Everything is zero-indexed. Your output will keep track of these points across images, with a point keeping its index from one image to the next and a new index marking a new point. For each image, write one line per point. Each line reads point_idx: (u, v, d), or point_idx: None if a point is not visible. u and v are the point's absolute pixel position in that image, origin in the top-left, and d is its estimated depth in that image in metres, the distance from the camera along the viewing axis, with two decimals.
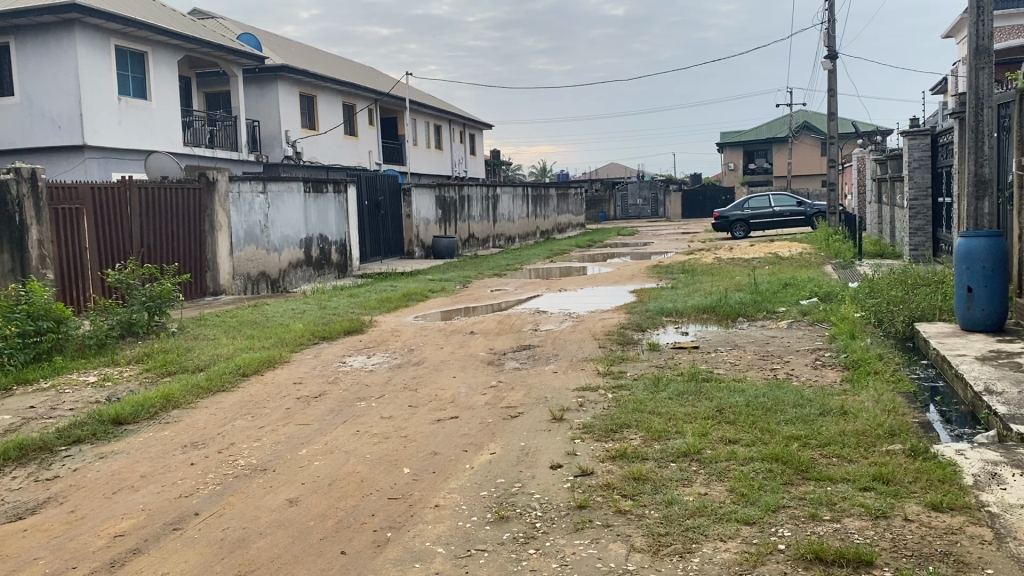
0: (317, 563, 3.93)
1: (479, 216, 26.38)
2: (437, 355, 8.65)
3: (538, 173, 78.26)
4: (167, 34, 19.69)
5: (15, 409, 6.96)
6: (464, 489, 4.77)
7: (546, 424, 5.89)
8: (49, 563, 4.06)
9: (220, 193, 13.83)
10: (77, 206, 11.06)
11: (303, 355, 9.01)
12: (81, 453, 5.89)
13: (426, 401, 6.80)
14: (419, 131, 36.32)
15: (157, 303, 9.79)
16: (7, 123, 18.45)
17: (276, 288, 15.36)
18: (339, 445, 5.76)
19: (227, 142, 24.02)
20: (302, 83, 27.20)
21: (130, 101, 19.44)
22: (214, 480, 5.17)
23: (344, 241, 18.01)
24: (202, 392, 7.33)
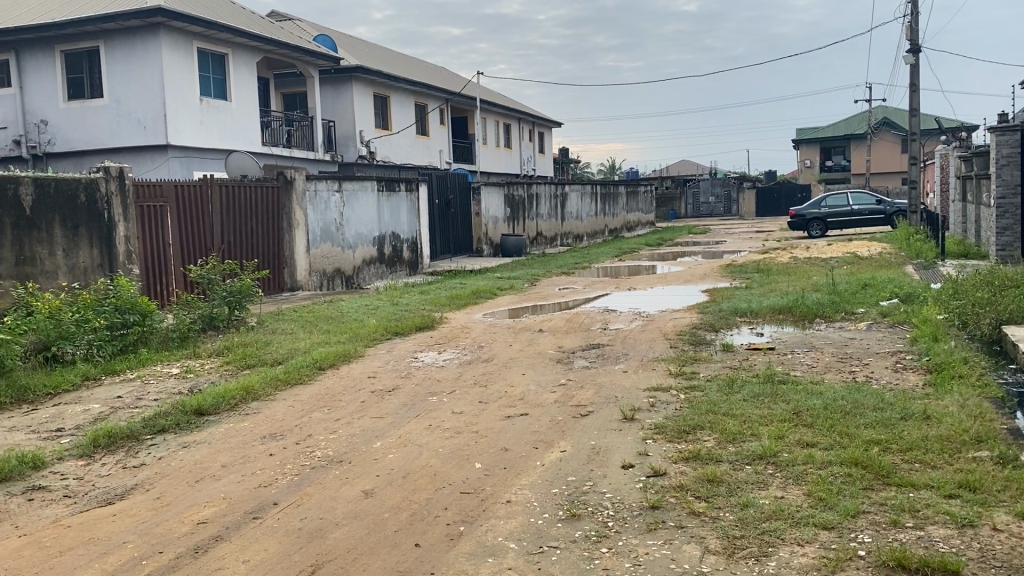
0: (391, 555, 4.00)
1: (548, 214, 26.39)
2: (507, 352, 8.68)
3: (607, 170, 77.89)
4: (247, 36, 20.20)
5: (104, 398, 7.26)
6: (535, 486, 4.78)
7: (617, 423, 5.87)
8: (137, 547, 4.23)
9: (297, 191, 14.13)
10: (162, 203, 11.45)
11: (376, 349, 9.16)
12: (165, 442, 6.11)
13: (497, 397, 6.83)
14: (489, 130, 36.52)
15: (237, 298, 10.09)
16: (96, 124, 19.22)
17: (350, 284, 15.66)
18: (412, 439, 5.84)
19: (304, 141, 24.55)
20: (376, 84, 27.61)
21: (211, 102, 20.03)
22: (291, 471, 5.30)
23: (416, 238, 18.23)
24: (280, 384, 7.53)
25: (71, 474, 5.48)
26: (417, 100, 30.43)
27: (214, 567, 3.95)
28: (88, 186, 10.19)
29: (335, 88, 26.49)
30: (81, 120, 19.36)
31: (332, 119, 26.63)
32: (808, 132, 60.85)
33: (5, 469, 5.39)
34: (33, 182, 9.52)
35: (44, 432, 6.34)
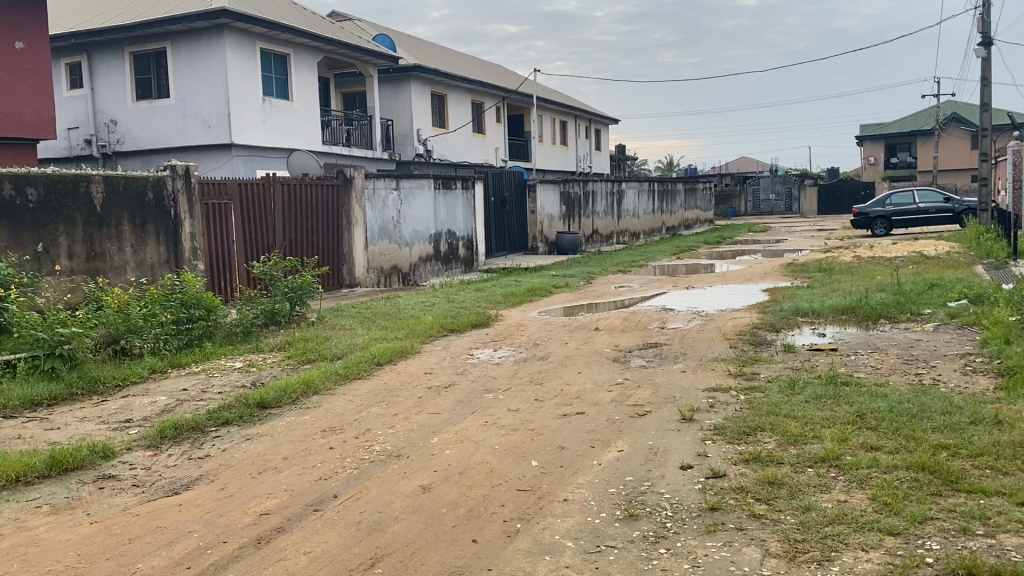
0: (449, 550, 4.03)
1: (604, 212, 26.28)
2: (563, 351, 8.67)
3: (665, 167, 77.24)
4: (308, 36, 20.53)
5: (170, 391, 7.47)
6: (592, 485, 4.77)
7: (676, 424, 5.82)
8: (203, 537, 4.33)
9: (356, 189, 14.32)
10: (226, 201, 11.69)
11: (433, 346, 9.23)
12: (229, 434, 6.25)
13: (553, 396, 6.83)
14: (545, 128, 36.51)
15: (298, 295, 10.27)
16: (163, 124, 19.74)
17: (407, 281, 15.81)
18: (468, 435, 5.87)
19: (363, 140, 24.85)
20: (434, 83, 27.82)
21: (273, 102, 20.41)
22: (351, 465, 5.37)
23: (472, 235, 18.32)
24: (339, 379, 7.64)
25: (139, 464, 5.64)
26: (473, 99, 30.57)
27: (276, 558, 4.02)
28: (155, 184, 10.47)
29: (393, 87, 26.78)
30: (148, 119, 19.90)
31: (390, 118, 26.90)
32: (873, 129, 59.43)
33: (78, 458, 5.58)
34: (103, 179, 9.84)
35: (114, 423, 6.54)
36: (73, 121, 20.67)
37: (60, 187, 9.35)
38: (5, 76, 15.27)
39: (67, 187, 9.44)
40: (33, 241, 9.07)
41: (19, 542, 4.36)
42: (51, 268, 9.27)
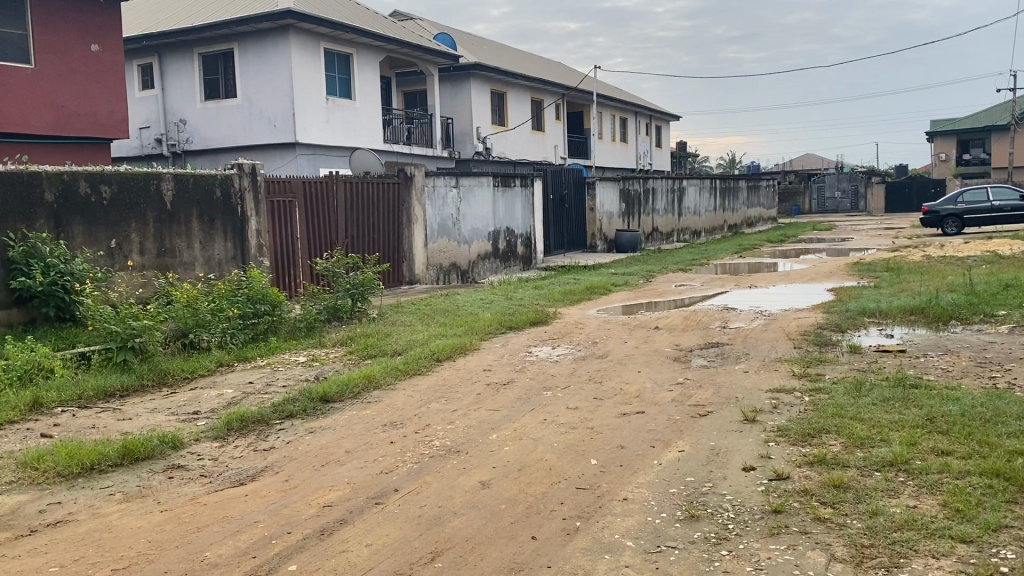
0: (509, 546, 4.05)
1: (664, 209, 26.04)
2: (623, 349, 8.63)
3: (727, 164, 76.26)
4: (370, 36, 20.77)
5: (236, 383, 7.66)
6: (652, 484, 4.74)
7: (737, 424, 5.75)
8: (267, 527, 4.43)
9: (417, 187, 14.45)
10: (290, 198, 11.90)
11: (491, 343, 9.27)
12: (293, 427, 6.38)
13: (612, 394, 6.80)
14: (605, 125, 36.34)
15: (360, 291, 10.41)
16: (230, 123, 20.20)
17: (465, 278, 15.92)
18: (528, 432, 5.89)
19: (423, 139, 25.07)
20: (493, 81, 27.89)
21: (336, 101, 20.72)
22: (411, 459, 5.43)
23: (531, 233, 18.33)
24: (400, 374, 7.73)
25: (206, 455, 5.80)
26: (532, 97, 30.59)
27: (339, 549, 4.09)
28: (223, 182, 10.73)
29: (454, 86, 26.96)
30: (216, 119, 20.39)
31: (450, 116, 27.08)
32: (944, 124, 57.65)
33: (149, 448, 5.75)
34: (173, 177, 10.12)
35: (183, 414, 6.73)
36: (144, 121, 21.31)
37: (132, 185, 9.65)
38: (81, 78, 15.80)
39: (139, 185, 9.73)
40: (107, 237, 9.40)
41: (94, 528, 4.51)
42: (124, 263, 9.59)
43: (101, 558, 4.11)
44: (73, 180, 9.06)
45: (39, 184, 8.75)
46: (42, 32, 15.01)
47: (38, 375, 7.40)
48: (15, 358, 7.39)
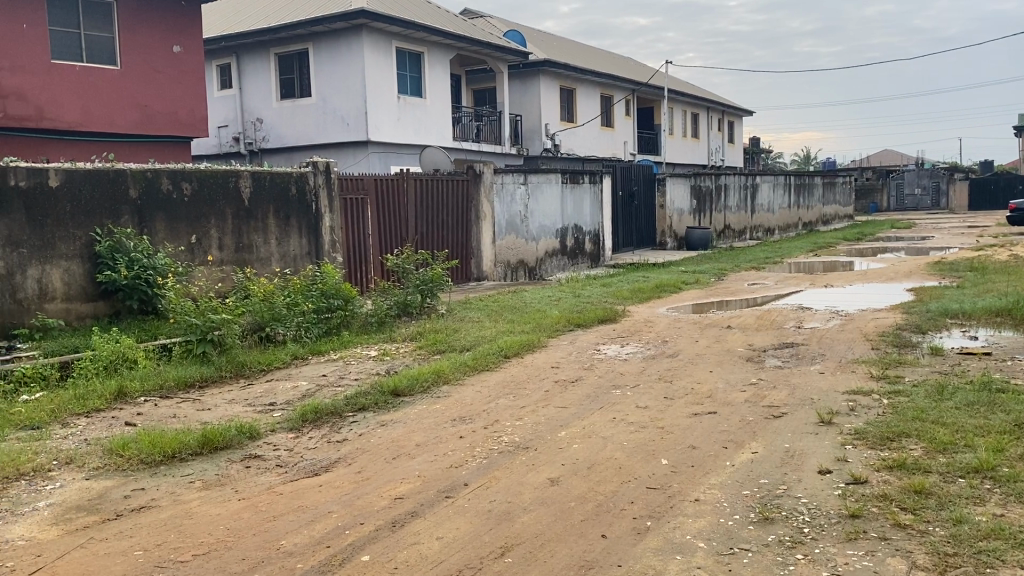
0: (578, 543, 4.04)
1: (736, 206, 25.62)
2: (693, 348, 8.52)
3: (801, 160, 74.59)
4: (441, 34, 20.95)
5: (311, 376, 7.83)
6: (725, 486, 4.67)
7: (813, 426, 5.62)
8: (341, 517, 4.52)
9: (485, 184, 14.53)
10: (362, 196, 12.08)
11: (559, 340, 9.27)
12: (366, 420, 6.49)
13: (683, 394, 6.73)
14: (676, 121, 35.92)
15: (429, 287, 10.52)
16: (303, 122, 20.63)
17: (533, 275, 15.96)
18: (597, 430, 5.87)
19: (492, 136, 25.17)
20: (563, 77, 27.84)
21: (407, 99, 20.95)
22: (480, 454, 5.47)
23: (599, 230, 18.23)
24: (468, 370, 7.79)
25: (282, 445, 5.94)
26: (602, 93, 30.42)
27: (410, 541, 4.15)
28: (299, 179, 10.96)
29: (523, 83, 27.01)
30: (290, 117, 20.84)
31: (519, 113, 27.14)
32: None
33: (227, 437, 5.92)
34: (251, 176, 10.37)
35: (259, 405, 6.91)
36: (223, 119, 21.93)
37: (212, 183, 9.92)
38: (163, 79, 16.33)
39: (219, 182, 10.00)
40: (188, 233, 9.70)
41: (175, 514, 4.67)
42: (203, 259, 9.90)
43: (182, 543, 4.26)
44: (156, 177, 9.37)
45: (124, 181, 9.07)
46: (127, 34, 15.56)
47: (122, 365, 7.69)
48: (101, 348, 7.69)
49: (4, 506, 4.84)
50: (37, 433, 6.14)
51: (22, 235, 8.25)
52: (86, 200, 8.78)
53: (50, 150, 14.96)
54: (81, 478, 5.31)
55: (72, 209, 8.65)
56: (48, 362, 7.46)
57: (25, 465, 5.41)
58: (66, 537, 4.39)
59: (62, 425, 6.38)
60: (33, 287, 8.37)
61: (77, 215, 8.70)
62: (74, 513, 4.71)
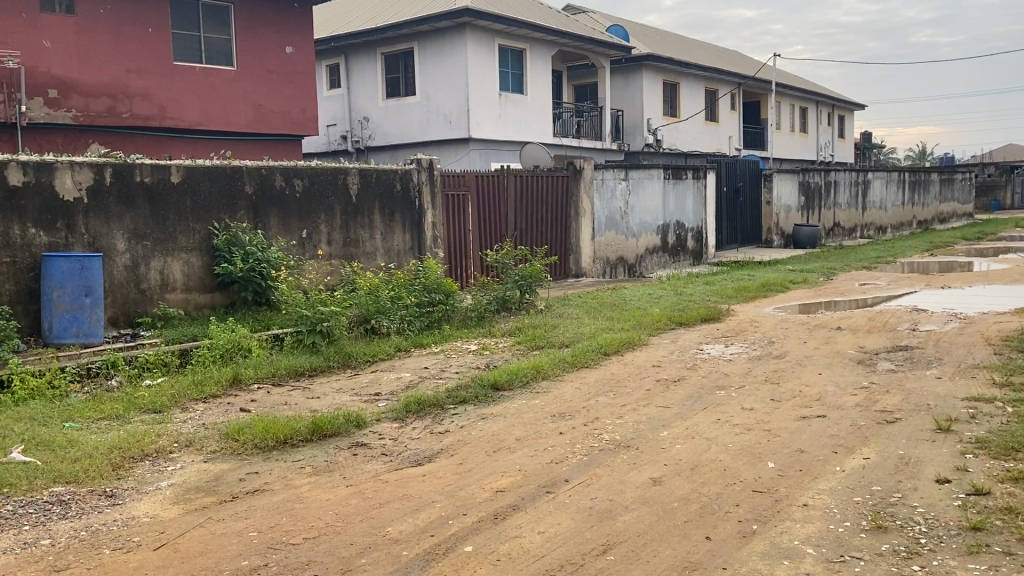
0: (682, 544, 4.00)
1: (847, 203, 24.74)
2: (800, 350, 8.28)
3: (916, 155, 71.42)
4: (543, 31, 20.98)
5: (413, 368, 7.99)
6: (834, 492, 4.53)
7: (930, 433, 5.39)
8: (444, 507, 4.59)
9: (585, 180, 14.49)
10: (464, 191, 12.22)
11: (661, 338, 9.17)
12: (466, 413, 6.59)
13: (790, 396, 6.55)
14: (783, 115, 34.94)
15: (527, 282, 10.57)
16: (407, 119, 21.03)
17: (632, 272, 15.84)
18: (700, 431, 5.79)
19: (593, 132, 25.07)
20: (666, 71, 27.48)
21: (509, 96, 21.07)
22: (580, 451, 5.47)
23: (702, 227, 17.91)
24: (567, 366, 7.81)
25: (387, 434, 6.09)
26: (706, 87, 29.85)
27: (512, 534, 4.19)
28: (403, 176, 11.18)
29: (625, 78, 26.81)
30: (395, 115, 21.28)
31: (621, 109, 26.95)
32: None
33: (335, 425, 6.11)
34: (359, 172, 10.65)
35: (365, 395, 7.11)
36: (331, 119, 22.60)
37: (322, 180, 10.24)
38: (277, 79, 16.91)
39: (328, 179, 10.31)
40: (299, 228, 10.05)
41: (287, 498, 4.85)
42: (313, 252, 10.24)
43: (294, 526, 4.42)
44: (270, 174, 9.73)
45: (241, 177, 9.46)
46: (243, 36, 16.20)
47: (237, 353, 8.03)
48: (218, 337, 8.06)
49: (130, 484, 5.14)
50: (160, 416, 6.48)
51: (146, 228, 8.73)
52: (205, 196, 9.20)
53: (170, 148, 15.73)
54: (199, 460, 5.59)
55: (192, 204, 9.09)
56: (170, 349, 7.87)
57: (148, 446, 5.72)
58: (187, 516, 4.63)
59: (182, 409, 6.72)
60: (156, 277, 8.83)
61: (197, 210, 9.13)
62: (194, 494, 4.96)
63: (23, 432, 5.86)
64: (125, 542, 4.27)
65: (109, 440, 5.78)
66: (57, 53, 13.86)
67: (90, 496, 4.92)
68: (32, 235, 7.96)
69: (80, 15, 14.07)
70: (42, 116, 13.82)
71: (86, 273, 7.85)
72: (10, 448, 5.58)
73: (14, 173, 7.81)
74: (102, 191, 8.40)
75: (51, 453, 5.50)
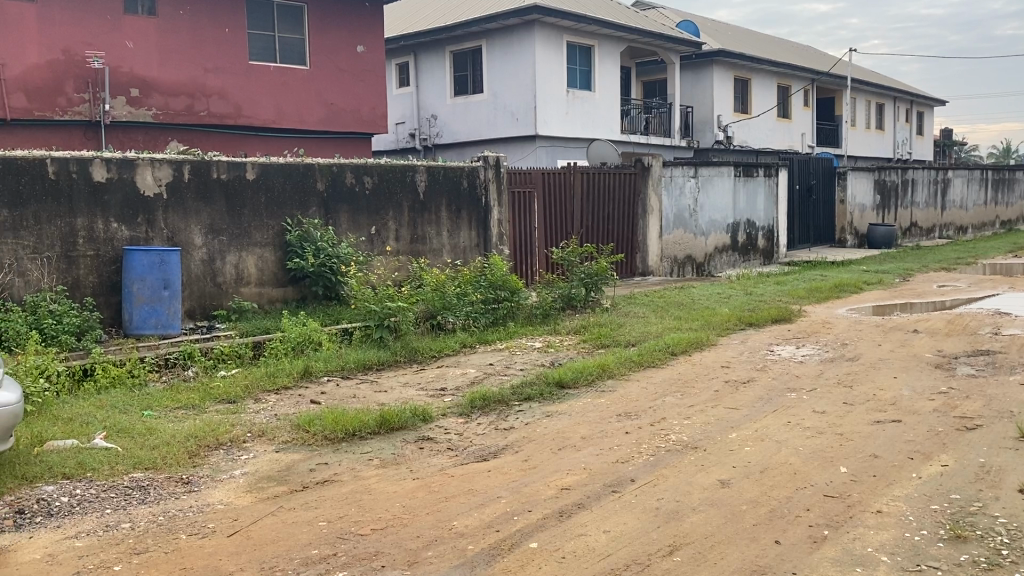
0: (751, 548, 3.94)
1: (925, 202, 23.97)
2: (875, 352, 8.07)
3: (1000, 152, 68.78)
4: (612, 27, 20.86)
5: (478, 364, 8.05)
6: (910, 499, 4.41)
7: (1013, 442, 5.20)
8: (509, 503, 4.62)
9: (653, 177, 14.36)
10: (530, 189, 12.24)
11: (730, 339, 9.04)
12: (532, 410, 6.61)
13: (864, 400, 6.39)
14: (858, 111, 34.05)
15: (594, 280, 10.51)
16: (474, 117, 21.14)
17: (700, 271, 15.65)
18: (770, 433, 5.69)
19: (661, 129, 24.84)
20: (737, 67, 27.03)
21: (576, 92, 21.02)
22: (647, 451, 5.43)
23: (773, 226, 17.55)
24: (634, 365, 7.76)
25: (453, 429, 6.14)
26: (779, 82, 29.27)
27: (577, 533, 4.18)
28: (470, 174, 11.26)
29: (695, 74, 26.47)
30: (462, 112, 21.41)
31: (690, 105, 26.61)
32: None
33: (403, 419, 6.19)
34: (426, 170, 10.77)
35: (431, 389, 7.19)
36: (400, 117, 22.88)
37: (391, 177, 10.38)
38: (348, 77, 17.17)
39: (397, 176, 10.45)
40: (368, 224, 10.21)
41: (355, 489, 4.94)
42: (382, 249, 10.40)
43: (361, 517, 4.49)
44: (341, 171, 9.90)
45: (313, 174, 9.65)
46: (316, 36, 16.51)
47: (308, 347, 8.20)
48: (290, 331, 8.24)
49: (205, 471, 5.30)
50: (234, 406, 6.67)
51: (223, 224, 8.98)
52: (279, 192, 9.42)
53: (246, 147, 16.12)
54: (272, 449, 5.73)
55: (266, 200, 9.31)
56: (244, 341, 8.07)
57: (223, 435, 5.88)
58: (260, 504, 4.75)
59: (255, 400, 6.89)
60: (231, 272, 9.08)
61: (271, 206, 9.36)
62: (266, 483, 5.09)
63: (105, 420, 6.09)
64: (201, 528, 4.40)
65: (185, 429, 5.97)
66: (139, 53, 14.35)
67: (168, 482, 5.09)
68: (114, 229, 8.27)
69: (161, 16, 14.54)
70: (124, 115, 14.33)
71: (165, 266, 8.11)
72: (93, 434, 5.81)
73: (98, 170, 8.13)
74: (181, 188, 8.68)
75: (132, 440, 5.71)
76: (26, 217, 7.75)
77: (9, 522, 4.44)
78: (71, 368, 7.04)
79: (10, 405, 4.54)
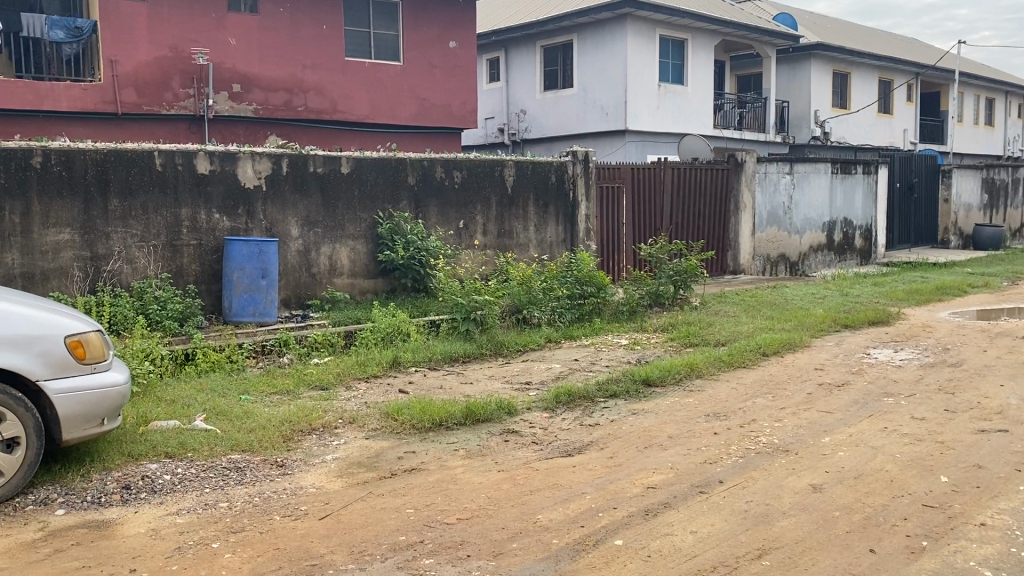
0: (843, 555, 3.84)
1: None
2: (980, 359, 7.72)
3: None
4: (706, 20, 20.50)
5: (563, 359, 8.06)
6: (1016, 513, 4.21)
7: None
8: (594, 499, 4.61)
9: (747, 173, 14.06)
10: (619, 184, 12.16)
11: (824, 340, 8.80)
12: (617, 407, 6.57)
13: (967, 407, 6.13)
14: (965, 106, 32.50)
15: (683, 278, 10.37)
16: (563, 111, 21.11)
17: (795, 271, 15.24)
18: (865, 439, 5.52)
19: (755, 124, 24.31)
20: (836, 60, 26.18)
21: (667, 87, 20.74)
22: (736, 452, 5.34)
23: (871, 225, 16.93)
24: (723, 365, 7.64)
25: (538, 423, 6.17)
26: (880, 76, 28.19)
27: (663, 532, 4.15)
28: (558, 168, 11.25)
29: (791, 68, 25.75)
30: (552, 107, 21.41)
31: (785, 100, 25.91)
32: None
33: (488, 411, 6.25)
34: (516, 165, 10.82)
35: (516, 383, 7.24)
36: (489, 111, 23.01)
37: (480, 171, 10.47)
38: (440, 73, 17.35)
39: (486, 171, 10.53)
40: (457, 218, 10.34)
41: (442, 478, 5.02)
42: (470, 242, 10.51)
43: (448, 506, 4.57)
44: (431, 166, 10.04)
45: (404, 168, 9.81)
46: (410, 32, 16.77)
47: (397, 337, 8.37)
48: (380, 321, 8.41)
49: (298, 455, 5.47)
50: (326, 393, 6.86)
51: (318, 216, 9.23)
52: (372, 186, 9.61)
53: (340, 141, 16.51)
54: (362, 436, 5.87)
55: (360, 193, 9.52)
56: (336, 330, 8.28)
57: (315, 421, 6.06)
58: (350, 489, 4.88)
59: (346, 388, 7.07)
60: (325, 263, 9.33)
61: (364, 199, 9.56)
62: (356, 469, 5.22)
63: (205, 403, 6.34)
64: (294, 510, 4.55)
65: (280, 414, 6.17)
66: (240, 50, 14.85)
67: (263, 464, 5.28)
68: (216, 219, 8.60)
69: (263, 14, 15.01)
70: (226, 109, 14.84)
71: (264, 257, 8.38)
72: (194, 416, 6.06)
73: (202, 162, 8.47)
74: (279, 180, 8.96)
75: (229, 423, 5.94)
76: (134, 208, 8.15)
77: (116, 497, 4.68)
78: (174, 352, 7.34)
79: (119, 385, 4.78)
